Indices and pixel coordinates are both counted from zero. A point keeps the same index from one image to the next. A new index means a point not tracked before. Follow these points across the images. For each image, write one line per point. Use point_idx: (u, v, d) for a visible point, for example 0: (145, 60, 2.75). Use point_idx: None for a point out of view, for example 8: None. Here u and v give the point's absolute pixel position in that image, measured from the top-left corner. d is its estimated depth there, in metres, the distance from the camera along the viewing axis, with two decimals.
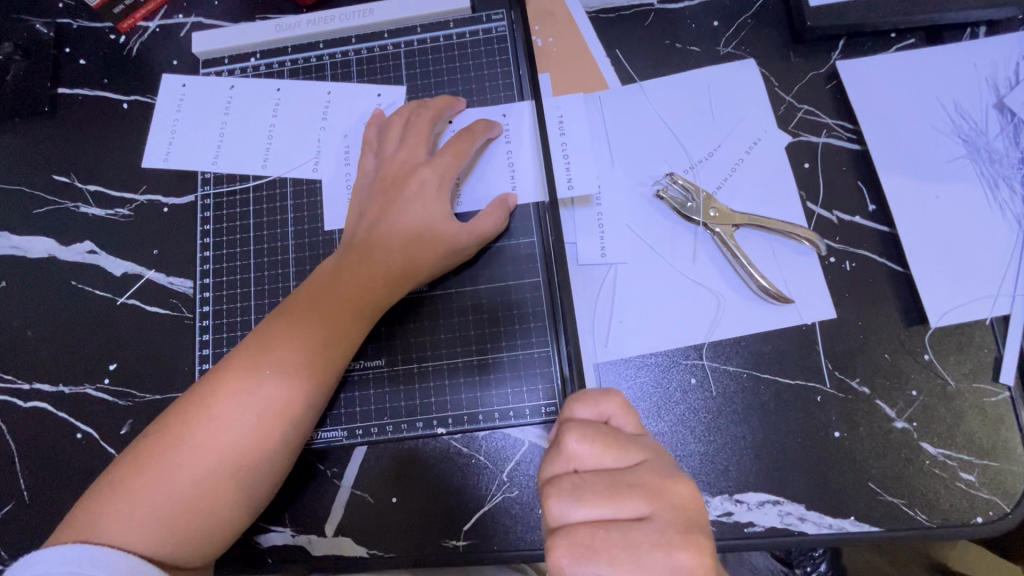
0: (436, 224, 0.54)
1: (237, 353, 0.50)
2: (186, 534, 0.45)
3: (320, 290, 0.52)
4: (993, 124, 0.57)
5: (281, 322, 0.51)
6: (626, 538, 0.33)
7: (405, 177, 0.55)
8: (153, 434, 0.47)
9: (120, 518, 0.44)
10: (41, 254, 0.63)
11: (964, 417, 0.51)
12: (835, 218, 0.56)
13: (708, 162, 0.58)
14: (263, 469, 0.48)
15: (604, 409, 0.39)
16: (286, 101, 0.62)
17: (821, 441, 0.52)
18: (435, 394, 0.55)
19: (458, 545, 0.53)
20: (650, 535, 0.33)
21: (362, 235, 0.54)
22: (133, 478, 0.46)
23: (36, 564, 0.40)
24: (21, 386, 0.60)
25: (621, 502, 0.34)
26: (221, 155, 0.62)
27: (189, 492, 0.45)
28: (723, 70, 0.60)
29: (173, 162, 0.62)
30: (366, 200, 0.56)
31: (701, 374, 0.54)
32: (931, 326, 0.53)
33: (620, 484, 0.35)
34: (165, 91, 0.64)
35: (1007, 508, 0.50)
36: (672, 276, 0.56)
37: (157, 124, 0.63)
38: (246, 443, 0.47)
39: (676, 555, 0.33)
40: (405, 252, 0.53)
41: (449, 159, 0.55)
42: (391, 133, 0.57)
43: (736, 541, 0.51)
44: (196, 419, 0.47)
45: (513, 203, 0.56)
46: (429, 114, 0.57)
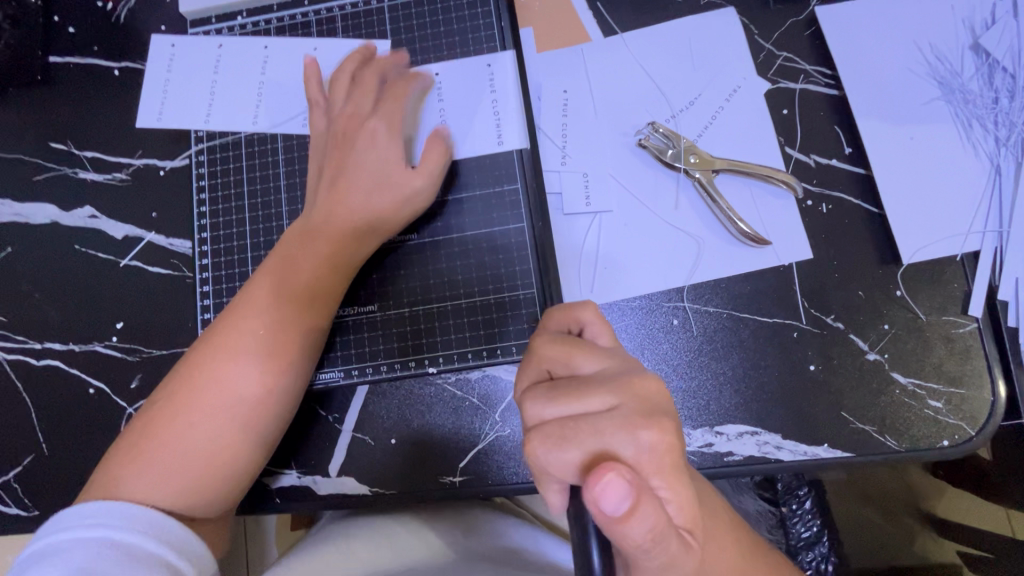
0: (396, 175, 0.55)
1: (228, 317, 0.52)
2: (204, 486, 0.49)
3: (298, 248, 0.54)
4: (968, 65, 0.58)
5: (264, 283, 0.53)
6: (595, 426, 0.36)
7: (355, 129, 0.56)
8: (157, 401, 0.50)
9: (138, 480, 0.47)
10: (43, 220, 0.65)
11: (933, 348, 0.54)
12: (812, 161, 0.58)
13: (689, 111, 0.60)
14: (267, 421, 0.51)
15: (577, 320, 0.42)
16: (273, 59, 0.64)
17: (797, 375, 0.54)
18: (426, 336, 0.57)
19: (455, 480, 0.56)
20: (616, 419, 0.36)
21: (325, 192, 0.55)
22: (145, 438, 0.49)
23: (62, 521, 0.43)
24: (34, 346, 0.62)
25: (589, 398, 0.37)
26: (212, 114, 0.63)
27: (202, 447, 0.49)
28: (703, 18, 0.61)
29: (166, 122, 0.64)
30: (323, 154, 0.58)
31: (683, 315, 0.56)
32: (903, 264, 0.55)
33: (588, 385, 0.38)
34: (155, 54, 0.65)
35: (972, 432, 0.52)
36: (654, 221, 0.58)
37: (150, 85, 0.65)
38: (249, 398, 0.50)
39: (640, 436, 0.35)
40: (369, 202, 0.54)
41: (392, 108, 0.57)
42: (334, 91, 0.59)
43: (717, 470, 0.54)
44: (197, 383, 0.50)
45: (447, 134, 0.58)
46: (372, 69, 0.59)
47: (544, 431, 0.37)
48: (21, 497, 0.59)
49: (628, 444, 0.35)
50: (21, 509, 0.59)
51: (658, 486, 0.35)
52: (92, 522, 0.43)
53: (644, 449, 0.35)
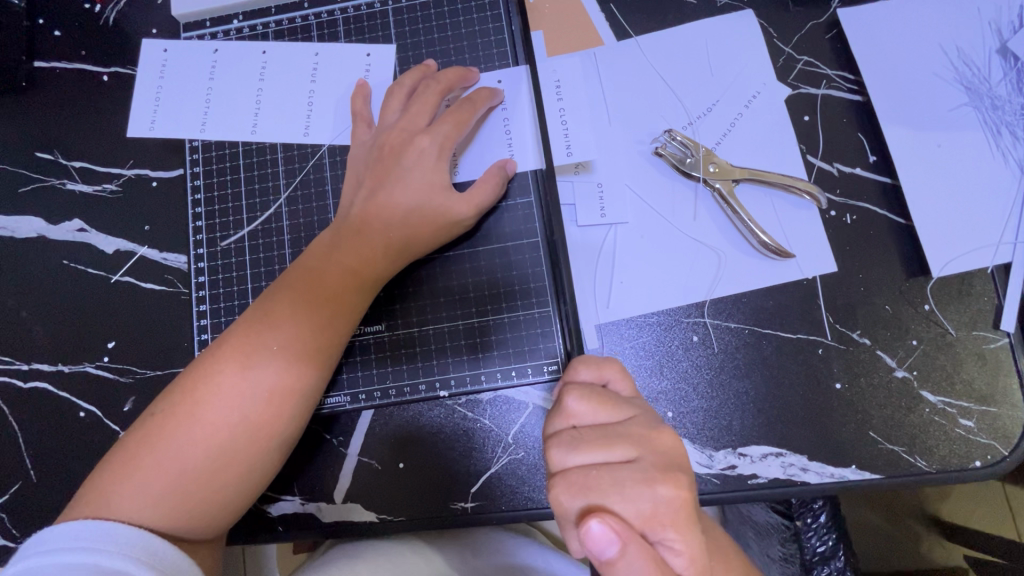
0: (437, 195, 0.53)
1: (238, 328, 0.49)
2: (195, 509, 0.46)
3: (319, 264, 0.51)
4: (995, 70, 0.56)
5: (282, 296, 0.50)
6: (616, 480, 0.35)
7: (403, 146, 0.54)
8: (158, 412, 0.47)
9: (129, 496, 0.44)
10: (29, 234, 0.62)
11: (964, 365, 0.52)
12: (836, 170, 0.55)
13: (707, 118, 0.57)
14: (272, 446, 0.48)
15: (604, 373, 0.41)
16: (272, 65, 0.61)
17: (822, 393, 0.52)
18: (437, 357, 0.55)
19: (466, 506, 0.53)
20: (637, 474, 0.35)
21: (361, 202, 0.53)
22: (140, 453, 0.46)
23: (51, 541, 0.41)
24: (20, 367, 0.59)
25: (613, 447, 0.36)
26: (208, 123, 0.60)
27: (198, 468, 0.46)
28: (721, 22, 0.58)
29: (159, 130, 0.61)
30: (364, 170, 0.55)
31: (703, 332, 0.54)
32: (933, 277, 0.53)
33: (611, 432, 0.37)
34: (146, 59, 0.62)
35: (1004, 452, 0.50)
36: (673, 233, 0.56)
37: (142, 92, 0.62)
38: (252, 421, 0.47)
39: (658, 490, 0.35)
40: (403, 224, 0.52)
41: (449, 128, 0.54)
42: (388, 105, 0.56)
43: (740, 493, 0.52)
44: (201, 396, 0.47)
45: (512, 169, 0.55)
46: (437, 86, 0.55)
47: (566, 478, 0.36)
48: (8, 526, 0.56)
49: (646, 498, 0.35)
50: (9, 540, 0.56)
51: (667, 538, 0.35)
52: (79, 545, 0.40)
53: (661, 503, 0.35)
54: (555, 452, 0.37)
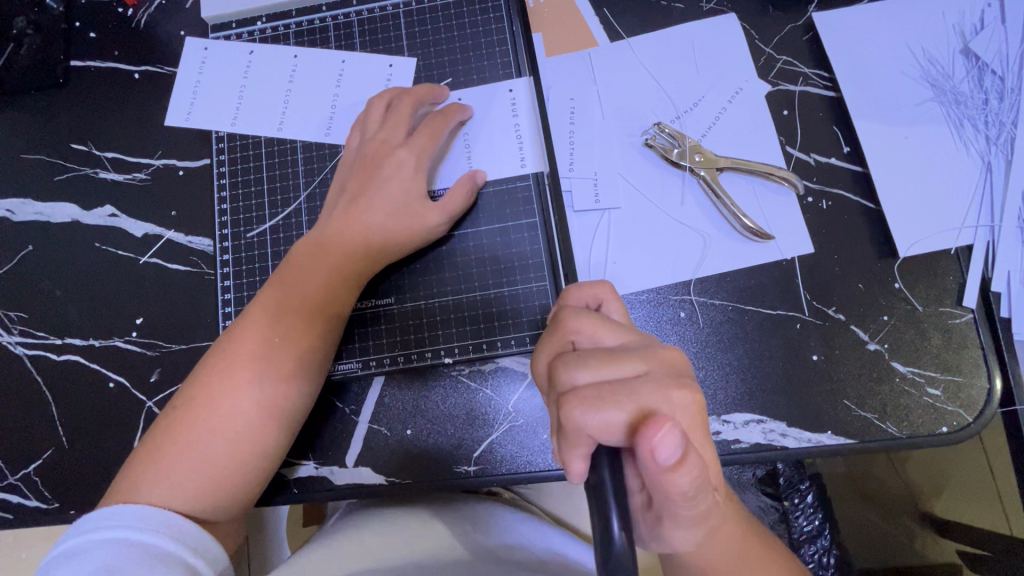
0: (415, 203, 0.57)
1: (238, 329, 0.53)
2: (216, 494, 0.50)
3: (312, 263, 0.56)
4: (958, 69, 0.61)
5: (278, 299, 0.54)
6: (649, 425, 0.37)
7: (384, 157, 0.58)
8: (173, 409, 0.51)
9: (153, 486, 0.48)
10: (64, 219, 0.66)
11: (931, 338, 0.56)
12: (812, 160, 0.60)
13: (694, 112, 0.62)
14: (279, 431, 0.52)
15: (598, 295, 0.45)
16: (301, 69, 0.66)
17: (800, 364, 0.56)
18: (443, 328, 0.59)
19: (469, 470, 0.57)
20: (664, 417, 0.37)
21: (345, 207, 0.58)
22: (159, 447, 0.50)
23: (110, 518, 0.45)
24: (54, 342, 0.64)
25: (635, 394, 0.38)
26: (239, 117, 0.65)
27: (213, 456, 0.50)
28: (706, 25, 0.63)
29: (194, 122, 0.66)
30: (348, 177, 0.59)
31: (690, 308, 0.58)
32: (901, 257, 0.57)
33: (630, 384, 0.38)
34: (187, 53, 0.68)
35: (969, 418, 0.54)
36: (662, 216, 0.60)
37: (180, 85, 0.67)
38: (259, 409, 0.51)
39: (685, 430, 0.38)
40: (388, 227, 0.57)
41: (424, 140, 0.58)
42: (371, 114, 0.60)
43: (725, 457, 0.55)
44: (210, 392, 0.51)
45: (480, 179, 0.60)
46: (410, 99, 0.60)
47: (582, 392, 0.38)
48: (41, 490, 0.60)
49: (674, 437, 0.37)
50: (41, 501, 0.60)
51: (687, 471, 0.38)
52: (119, 525, 0.45)
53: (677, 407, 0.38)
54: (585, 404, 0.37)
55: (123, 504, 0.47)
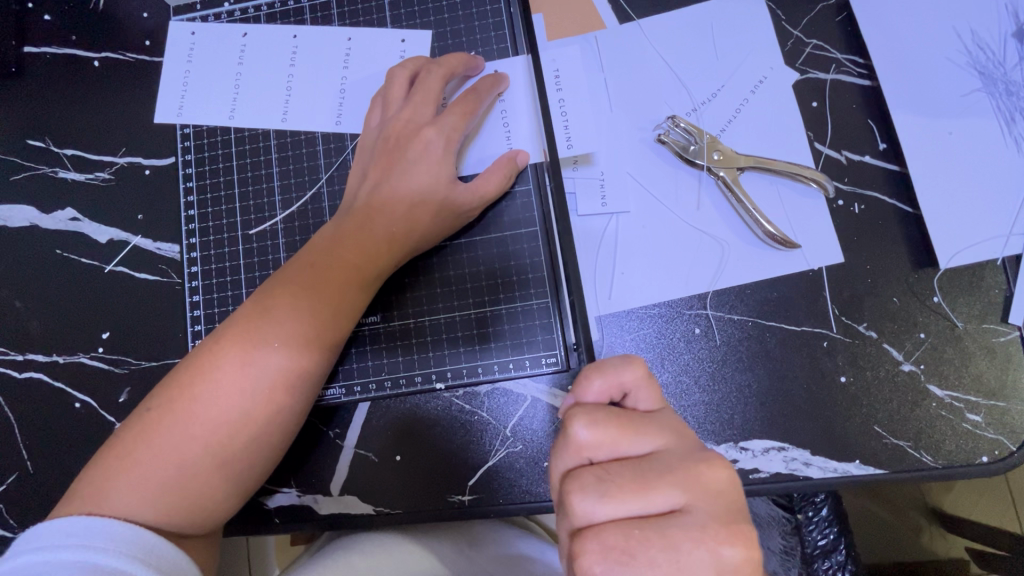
0: (440, 189, 0.51)
1: (233, 322, 0.47)
2: (194, 506, 0.45)
3: (322, 255, 0.50)
4: (1011, 54, 0.54)
5: (279, 292, 0.48)
6: (661, 535, 0.32)
7: (408, 137, 0.52)
8: (154, 408, 0.46)
9: (125, 493, 0.44)
10: (22, 222, 0.61)
11: (972, 358, 0.51)
12: (844, 158, 0.54)
13: (712, 104, 0.56)
14: (269, 443, 0.48)
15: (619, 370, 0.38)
16: (303, 49, 0.59)
17: (826, 387, 0.51)
18: (434, 349, 0.54)
19: (464, 499, 0.53)
20: (685, 529, 0.32)
21: (365, 194, 0.52)
22: (138, 448, 0.45)
23: (72, 536, 0.40)
24: (15, 357, 0.59)
25: (650, 494, 0.33)
26: (237, 110, 0.59)
27: (196, 463, 0.45)
28: (727, 4, 0.57)
29: (187, 117, 0.59)
30: (369, 159, 0.53)
31: (706, 323, 0.53)
32: (941, 268, 0.52)
33: (648, 476, 0.33)
34: (174, 40, 0.61)
35: (1012, 447, 0.49)
36: (675, 222, 0.54)
37: (168, 76, 0.60)
38: (251, 419, 0.46)
39: (719, 549, 0.32)
40: (406, 217, 0.51)
41: (456, 118, 0.52)
42: (397, 87, 0.54)
43: (742, 487, 0.51)
44: (196, 393, 0.46)
45: (522, 160, 0.53)
46: (441, 70, 0.53)
47: (588, 476, 0.34)
48: (5, 517, 0.56)
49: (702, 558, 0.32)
50: (6, 529, 0.56)
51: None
52: (74, 543, 0.39)
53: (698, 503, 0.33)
54: (590, 502, 0.33)
55: (95, 512, 0.42)
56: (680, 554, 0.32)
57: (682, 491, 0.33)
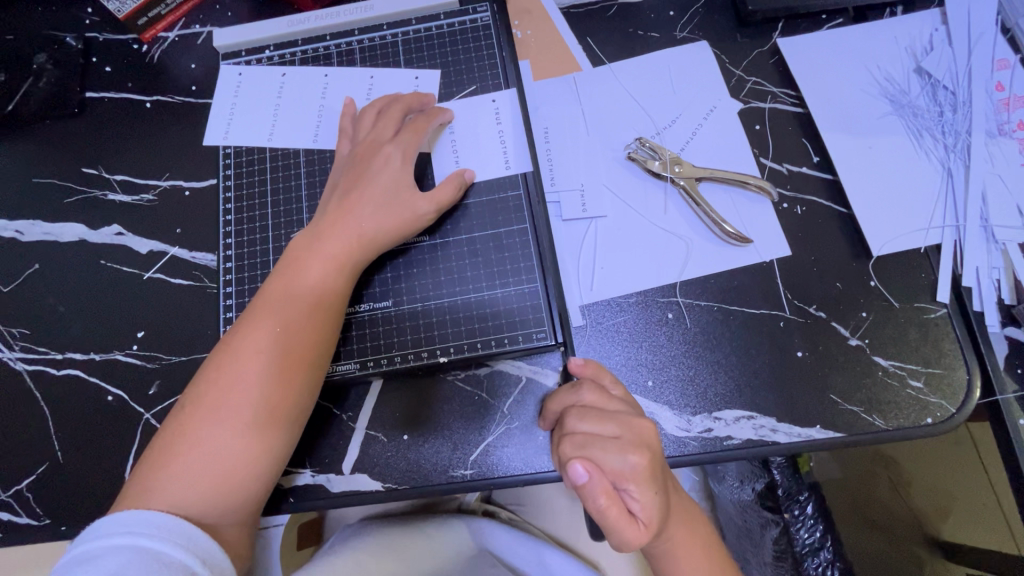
0: (402, 193, 0.59)
1: (243, 325, 0.54)
2: (231, 495, 0.50)
3: (308, 255, 0.56)
4: (914, 86, 0.65)
5: (279, 291, 0.55)
6: (599, 444, 0.44)
7: (372, 154, 0.60)
8: (185, 406, 0.52)
9: (168, 486, 0.48)
10: (71, 238, 0.69)
11: (909, 332, 0.58)
12: (785, 169, 0.64)
13: (673, 127, 0.66)
14: (288, 428, 0.53)
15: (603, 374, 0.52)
16: (333, 86, 0.69)
17: (786, 361, 0.58)
18: (439, 328, 0.59)
19: (466, 474, 0.58)
20: (614, 444, 0.43)
21: (337, 201, 0.59)
22: (176, 445, 0.50)
23: (126, 524, 0.45)
24: (55, 357, 0.65)
25: (603, 422, 0.45)
26: (275, 133, 0.68)
27: (227, 451, 0.50)
28: (680, 51, 0.69)
29: (232, 139, 0.69)
30: (343, 175, 0.61)
31: (678, 310, 0.60)
32: (874, 256, 0.60)
33: (605, 413, 0.46)
34: (222, 78, 0.71)
35: (953, 409, 0.56)
36: (646, 224, 0.63)
37: (217, 108, 0.70)
38: (269, 403, 0.51)
39: (630, 458, 0.43)
40: (376, 219, 0.57)
41: (410, 137, 0.61)
42: (365, 118, 0.63)
43: (718, 454, 0.56)
44: (220, 388, 0.51)
45: (469, 179, 0.61)
46: (399, 105, 0.63)
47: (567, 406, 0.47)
48: (33, 507, 0.60)
49: (618, 459, 0.43)
50: (33, 518, 0.59)
51: (631, 491, 0.43)
52: (127, 530, 0.44)
53: (629, 465, 0.43)
54: (566, 421, 0.47)
55: (131, 511, 0.46)
56: (603, 451, 0.43)
57: (627, 423, 0.45)
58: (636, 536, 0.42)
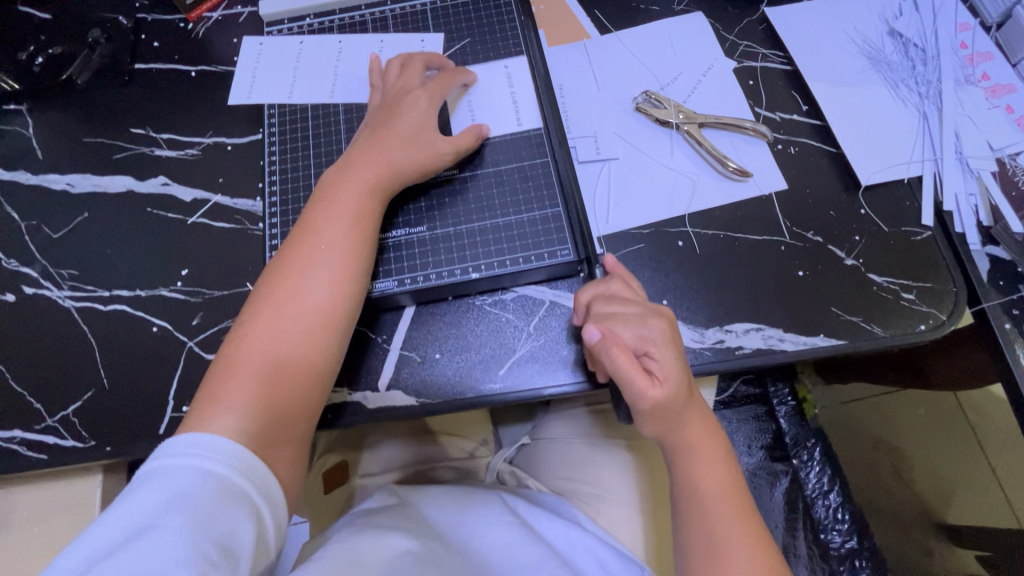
0: (428, 133, 0.63)
1: (291, 250, 0.57)
2: (290, 405, 0.53)
3: (345, 187, 0.60)
4: (888, 45, 0.73)
5: (322, 219, 0.58)
6: (622, 318, 0.53)
7: (399, 100, 0.65)
8: (242, 324, 0.55)
9: (231, 395, 0.51)
10: (119, 189, 0.74)
11: (899, 252, 0.64)
12: (778, 117, 0.71)
13: (675, 83, 0.74)
14: (335, 345, 0.56)
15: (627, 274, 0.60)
16: (347, 49, 0.76)
17: (788, 280, 0.63)
18: (470, 248, 0.64)
19: (496, 386, 0.61)
20: (636, 319, 0.53)
21: (369, 140, 0.63)
22: (235, 359, 0.53)
23: (190, 447, 0.46)
24: (102, 294, 0.68)
25: (627, 304, 0.54)
26: (295, 91, 0.74)
27: (282, 363, 0.53)
28: (678, 20, 0.77)
29: (255, 98, 0.75)
30: (371, 120, 0.66)
31: (687, 238, 0.66)
32: (863, 186, 0.66)
33: (629, 299, 0.55)
34: (245, 48, 0.77)
35: (944, 317, 0.61)
36: (655, 164, 0.69)
37: (240, 73, 0.76)
38: (320, 320, 0.55)
39: (650, 330, 0.52)
40: (405, 154, 0.62)
41: (436, 87, 0.66)
42: (392, 71, 0.69)
43: (730, 362, 0.60)
44: (275, 305, 0.55)
45: (486, 133, 0.66)
46: (421, 58, 0.68)
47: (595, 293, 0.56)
48: (80, 430, 0.62)
49: (641, 331, 0.52)
50: (79, 441, 0.62)
51: (650, 355, 0.52)
52: (190, 453, 0.45)
53: (649, 334, 0.52)
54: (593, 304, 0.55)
55: (199, 431, 0.48)
56: (625, 323, 0.52)
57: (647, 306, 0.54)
58: (651, 388, 0.51)
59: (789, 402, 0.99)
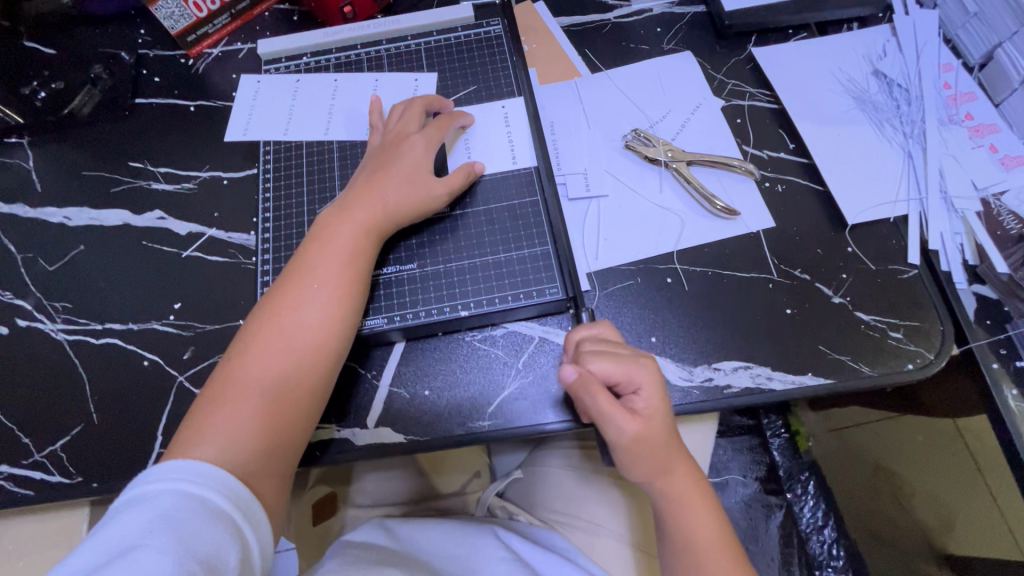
0: (423, 176, 0.64)
1: (284, 287, 0.58)
2: (274, 444, 0.53)
3: (340, 227, 0.61)
4: (873, 85, 0.75)
5: (315, 257, 0.59)
6: (612, 358, 0.54)
7: (398, 141, 0.66)
8: (231, 360, 0.55)
9: (215, 431, 0.51)
10: (115, 222, 0.75)
11: (886, 290, 0.64)
12: (765, 155, 0.72)
13: (665, 120, 0.75)
14: (322, 385, 0.56)
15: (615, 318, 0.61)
16: (343, 88, 0.77)
17: (776, 317, 0.64)
18: (459, 285, 0.65)
19: (484, 424, 0.61)
20: (626, 361, 0.54)
21: (367, 181, 0.64)
22: (222, 394, 0.53)
23: (174, 471, 0.46)
24: (95, 327, 0.69)
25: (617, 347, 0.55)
26: (291, 129, 0.76)
27: (268, 402, 0.53)
28: (668, 59, 0.78)
29: (251, 135, 0.76)
30: (370, 160, 0.67)
31: (676, 275, 0.66)
32: (849, 224, 0.67)
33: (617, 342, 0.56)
34: (243, 85, 0.79)
35: (932, 356, 0.61)
36: (644, 201, 0.70)
37: (237, 110, 0.78)
38: (308, 359, 0.55)
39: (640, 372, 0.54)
40: (401, 196, 0.63)
41: (435, 130, 0.67)
42: (393, 112, 0.70)
43: (719, 401, 0.60)
44: (265, 343, 0.55)
45: (479, 170, 0.67)
46: (421, 101, 0.70)
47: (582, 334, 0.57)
48: (67, 466, 0.62)
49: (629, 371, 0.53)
50: (66, 477, 0.62)
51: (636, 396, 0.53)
52: (172, 477, 0.46)
53: (639, 376, 0.53)
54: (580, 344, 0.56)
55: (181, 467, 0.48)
56: (614, 362, 0.53)
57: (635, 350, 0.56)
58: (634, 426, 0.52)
59: (784, 432, 0.92)
